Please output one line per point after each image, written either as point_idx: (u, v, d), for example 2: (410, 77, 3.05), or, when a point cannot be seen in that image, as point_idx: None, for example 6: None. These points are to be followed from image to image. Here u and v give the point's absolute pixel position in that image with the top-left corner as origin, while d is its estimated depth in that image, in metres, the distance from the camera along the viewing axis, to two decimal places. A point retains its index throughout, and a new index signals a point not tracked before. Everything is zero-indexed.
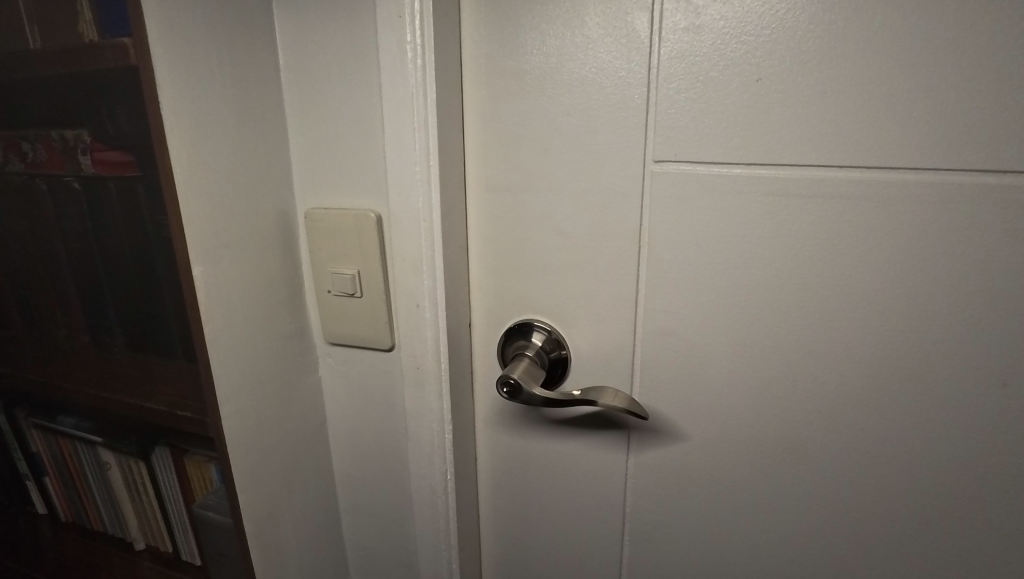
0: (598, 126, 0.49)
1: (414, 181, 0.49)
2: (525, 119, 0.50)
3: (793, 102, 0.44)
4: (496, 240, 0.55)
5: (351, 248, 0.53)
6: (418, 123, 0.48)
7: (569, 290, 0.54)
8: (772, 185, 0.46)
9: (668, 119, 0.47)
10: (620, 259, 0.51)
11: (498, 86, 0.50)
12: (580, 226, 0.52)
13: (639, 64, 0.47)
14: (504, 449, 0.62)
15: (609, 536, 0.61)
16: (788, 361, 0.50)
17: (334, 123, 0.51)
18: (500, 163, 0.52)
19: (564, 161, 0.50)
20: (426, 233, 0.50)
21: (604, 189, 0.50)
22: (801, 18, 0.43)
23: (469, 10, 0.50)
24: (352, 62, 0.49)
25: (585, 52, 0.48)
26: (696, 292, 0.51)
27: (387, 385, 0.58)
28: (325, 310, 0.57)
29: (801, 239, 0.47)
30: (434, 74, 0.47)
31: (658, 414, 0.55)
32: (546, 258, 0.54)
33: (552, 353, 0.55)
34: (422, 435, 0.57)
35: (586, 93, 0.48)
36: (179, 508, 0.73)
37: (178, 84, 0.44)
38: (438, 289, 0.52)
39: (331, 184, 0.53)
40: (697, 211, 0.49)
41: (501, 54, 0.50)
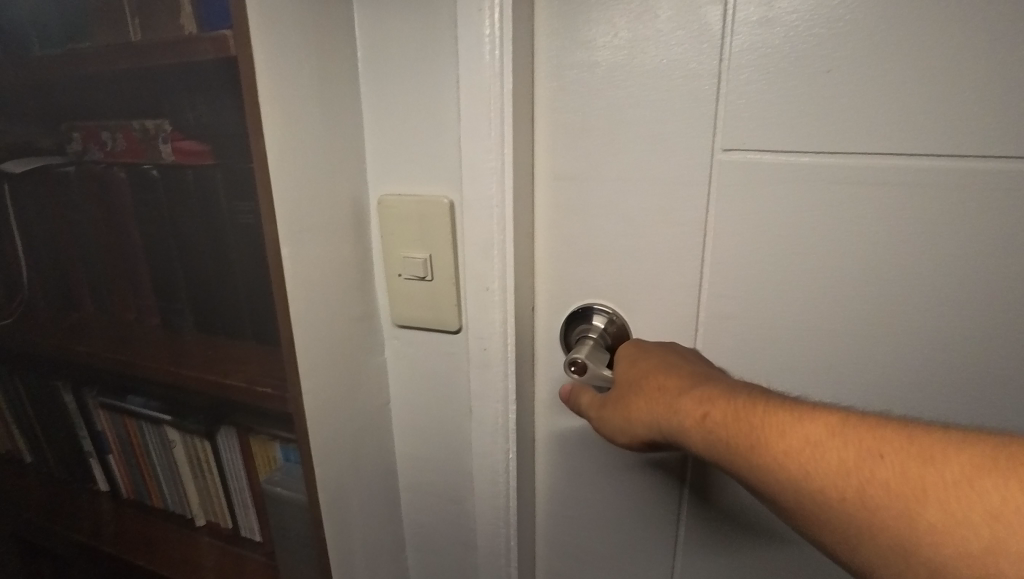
0: (667, 115, 0.50)
1: (489, 168, 0.51)
2: (594, 109, 0.52)
3: (865, 91, 0.45)
4: (561, 227, 0.57)
5: (423, 233, 0.55)
6: (494, 113, 0.50)
7: (633, 276, 0.56)
8: (840, 173, 0.48)
9: (738, 108, 0.49)
10: (685, 246, 0.53)
11: (569, 77, 0.52)
12: (646, 214, 0.53)
13: (709, 55, 0.48)
14: (561, 432, 0.64)
15: (665, 517, 0.63)
16: (850, 346, 0.51)
17: (409, 113, 0.53)
18: (569, 152, 0.54)
19: (633, 149, 0.52)
20: (498, 219, 0.52)
21: (671, 178, 0.52)
22: (874, 11, 0.44)
23: (542, 4, 0.51)
24: (430, 54, 0.51)
25: (657, 44, 0.49)
26: (760, 278, 0.52)
27: (452, 366, 0.60)
28: (393, 294, 0.59)
29: (869, 226, 0.48)
30: (511, 65, 0.49)
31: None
32: (612, 245, 0.55)
33: (614, 336, 0.57)
34: (486, 415, 0.59)
35: (656, 84, 0.50)
36: (242, 485, 0.76)
37: (274, 75, 0.46)
38: (507, 272, 0.54)
39: (404, 172, 0.55)
40: (763, 199, 0.50)
41: (573, 46, 0.51)
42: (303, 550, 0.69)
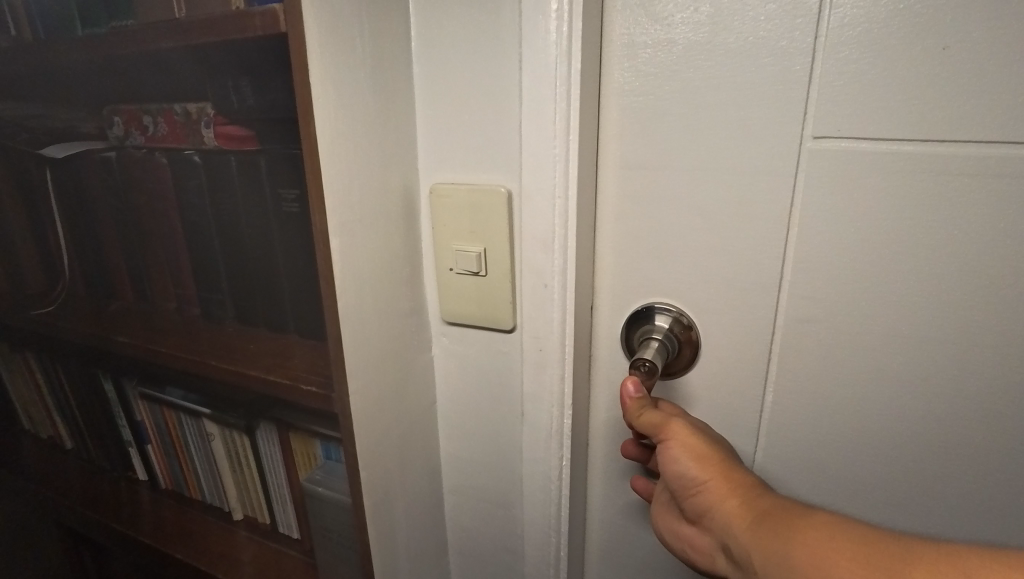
0: (752, 99, 0.46)
1: (552, 156, 0.47)
2: (668, 93, 0.48)
3: (989, 69, 0.40)
4: (627, 221, 0.53)
5: (477, 225, 0.52)
6: (559, 95, 0.46)
7: (704, 276, 0.51)
8: (952, 163, 0.42)
9: (834, 89, 0.44)
10: (765, 243, 0.49)
11: (641, 57, 0.48)
12: (722, 208, 0.49)
13: (803, 30, 0.43)
14: (616, 438, 0.60)
15: None
16: (952, 357, 0.46)
17: (466, 96, 0.50)
18: (638, 140, 0.50)
19: (711, 136, 0.48)
20: (560, 210, 0.48)
21: (752, 168, 0.47)
22: None
23: None
24: (489, 32, 0.47)
25: (744, 21, 0.45)
26: (850, 278, 0.47)
27: (504, 366, 0.57)
28: (444, 289, 0.56)
29: (984, 223, 0.43)
30: (580, 42, 0.45)
31: (796, 407, 0.52)
32: (682, 240, 0.51)
33: (680, 336, 0.53)
34: (539, 419, 0.56)
35: (739, 63, 0.45)
36: (281, 481, 0.74)
37: (325, 53, 0.43)
38: (568, 269, 0.50)
39: (459, 159, 0.52)
40: (859, 191, 0.45)
41: (648, 23, 0.47)
42: (344, 552, 0.67)
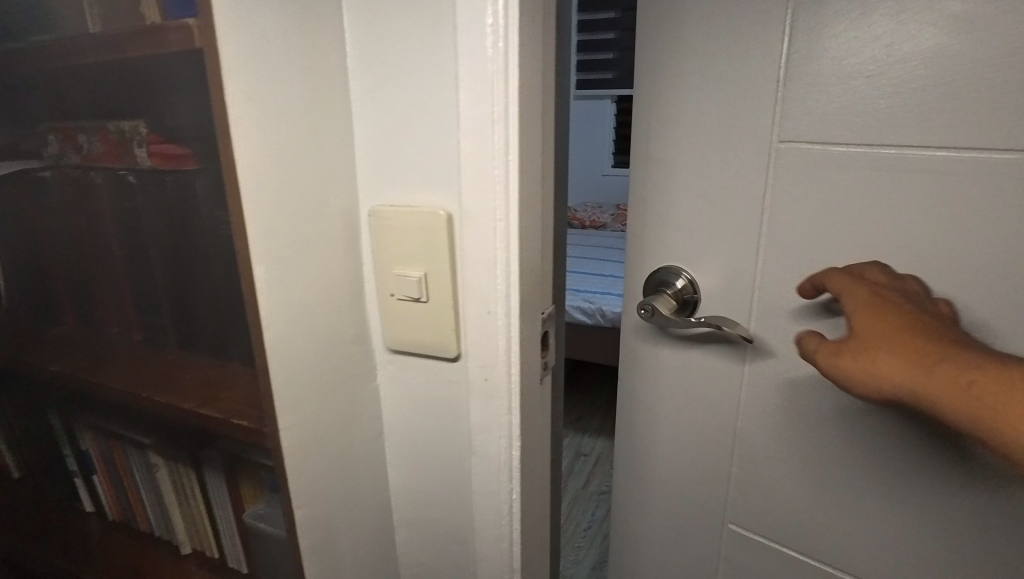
0: (732, 111, 0.54)
1: (492, 177, 0.45)
2: (672, 104, 0.57)
3: (942, 73, 0.44)
4: (644, 208, 0.62)
5: (419, 249, 0.49)
6: (497, 114, 0.43)
7: (697, 260, 0.59)
8: (914, 158, 0.47)
9: (803, 98, 0.50)
10: (743, 234, 0.56)
11: (652, 73, 0.57)
12: (711, 202, 0.57)
13: (777, 47, 0.50)
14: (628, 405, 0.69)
15: (709, 499, 0.66)
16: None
17: (403, 114, 0.47)
18: (653, 141, 0.59)
19: (710, 134, 0.55)
20: (502, 234, 0.46)
21: (742, 159, 0.54)
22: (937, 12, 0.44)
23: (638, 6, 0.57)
24: (425, 46, 0.45)
25: (727, 48, 0.53)
26: (826, 265, 0.52)
27: (452, 397, 0.53)
28: (387, 316, 0.53)
29: (946, 216, 0.46)
30: (518, 59, 0.43)
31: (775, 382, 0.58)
32: (690, 218, 0.58)
33: (689, 297, 0.60)
34: (488, 451, 0.53)
35: (724, 74, 0.53)
36: (229, 515, 0.70)
37: (246, 70, 0.40)
38: (512, 294, 0.47)
39: (398, 180, 0.49)
40: (828, 187, 0.50)
41: (659, 47, 0.56)
42: None
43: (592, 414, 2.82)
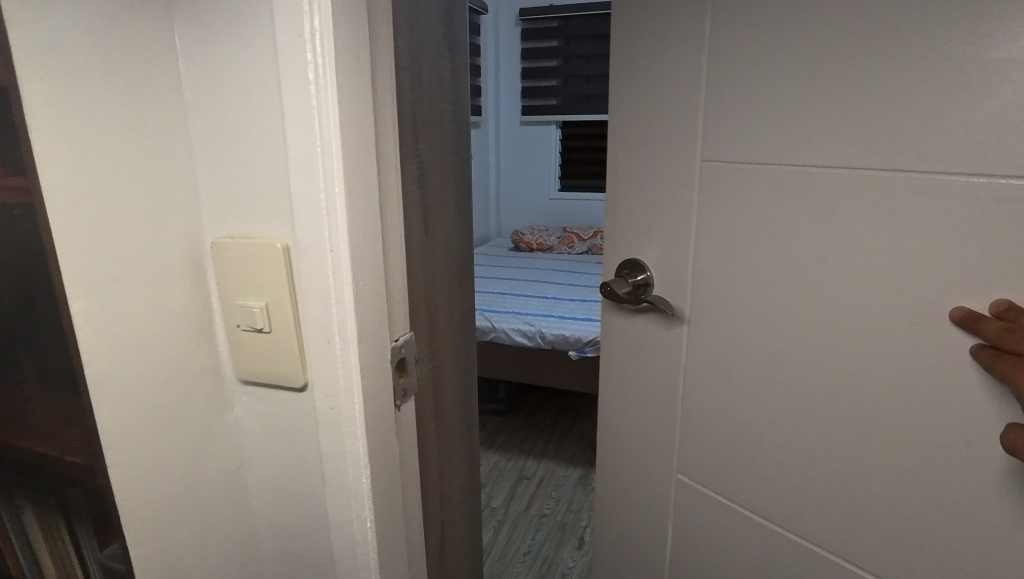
0: (675, 135, 0.75)
1: (320, 209, 0.46)
2: (639, 131, 0.79)
3: (791, 110, 0.64)
4: (623, 209, 0.84)
5: (259, 280, 0.49)
6: (319, 148, 0.45)
7: (654, 246, 0.81)
8: (787, 168, 0.66)
9: (718, 124, 0.71)
10: (682, 226, 0.77)
11: (628, 108, 0.80)
12: (663, 202, 0.78)
13: (701, 86, 0.71)
14: (612, 366, 0.92)
15: (665, 444, 0.86)
16: (787, 314, 0.68)
17: (238, 147, 0.48)
18: (629, 158, 0.81)
19: (659, 152, 0.77)
20: (334, 263, 0.47)
21: (679, 169, 0.75)
22: (802, 62, 0.63)
23: (622, 58, 0.80)
24: (253, 82, 0.46)
25: (673, 87, 0.74)
26: (734, 250, 0.72)
27: (302, 426, 0.53)
28: (236, 347, 0.53)
29: (800, 222, 0.65)
30: (338, 95, 0.44)
31: (697, 348, 0.79)
32: (650, 214, 0.80)
33: (643, 284, 0.82)
34: (339, 479, 0.53)
35: (654, 120, 0.77)
36: (96, 557, 0.67)
37: (58, 105, 0.41)
38: (349, 323, 0.49)
39: (238, 213, 0.49)
40: (736, 194, 0.71)
41: (633, 89, 0.79)
42: None
43: (535, 435, 2.83)
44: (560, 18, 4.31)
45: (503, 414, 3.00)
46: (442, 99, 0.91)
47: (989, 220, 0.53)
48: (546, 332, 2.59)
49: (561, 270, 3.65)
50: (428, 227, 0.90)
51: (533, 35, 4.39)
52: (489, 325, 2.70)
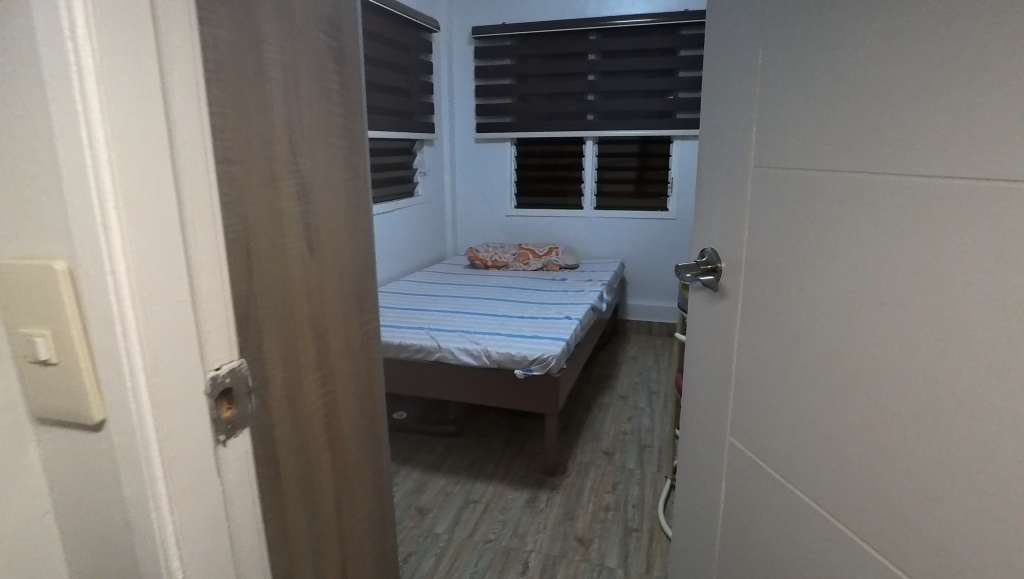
0: (733, 142, 0.91)
1: (96, 226, 0.41)
2: (715, 140, 0.97)
3: (795, 117, 0.76)
4: (704, 208, 1.02)
5: (39, 308, 0.44)
6: (87, 160, 0.40)
7: (718, 239, 0.98)
8: (793, 169, 0.77)
9: (755, 131, 0.85)
10: (733, 220, 0.92)
11: (711, 122, 0.98)
12: (725, 199, 0.94)
13: (749, 99, 0.86)
14: (693, 343, 1.10)
15: (720, 414, 1.02)
16: (790, 301, 0.80)
17: (12, 160, 0.43)
18: (709, 165, 0.99)
19: (724, 158, 0.94)
20: (118, 286, 0.43)
21: (734, 172, 0.91)
22: (804, 74, 0.74)
23: (710, 80, 0.98)
24: (18, 88, 0.41)
25: (734, 102, 0.90)
26: (761, 245, 0.85)
27: (106, 469, 0.48)
28: (29, 383, 0.47)
29: (800, 224, 0.77)
30: (107, 101, 0.40)
31: (745, 324, 0.92)
32: (718, 210, 0.97)
33: (710, 265, 0.98)
34: (144, 525, 0.48)
35: (720, 128, 0.94)
36: None
37: None
38: (137, 351, 0.44)
39: (17, 234, 0.44)
40: (765, 193, 0.84)
41: (713, 105, 0.96)
42: None
43: (486, 458, 2.76)
44: (514, 37, 4.35)
45: (453, 436, 2.94)
46: (331, 112, 0.89)
47: (924, 210, 0.60)
48: (492, 351, 2.54)
49: (513, 288, 3.63)
50: (315, 245, 0.86)
51: (487, 54, 4.41)
52: (434, 345, 2.65)
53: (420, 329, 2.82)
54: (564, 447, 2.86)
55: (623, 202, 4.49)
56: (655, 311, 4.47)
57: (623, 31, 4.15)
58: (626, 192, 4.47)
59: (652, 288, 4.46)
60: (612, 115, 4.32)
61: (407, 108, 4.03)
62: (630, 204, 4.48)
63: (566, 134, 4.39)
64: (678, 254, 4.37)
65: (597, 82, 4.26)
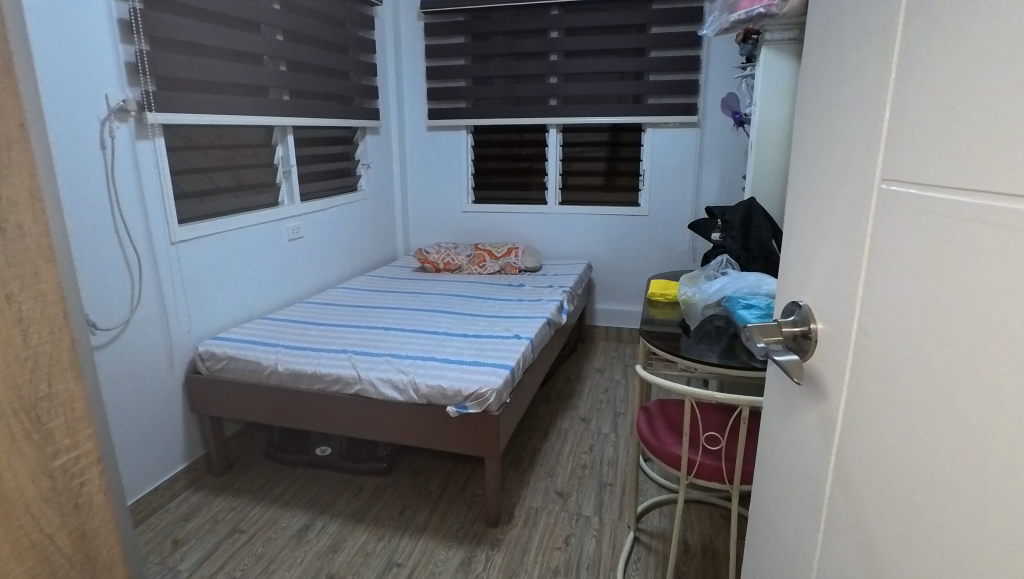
0: (851, 150, 0.60)
1: None
2: (820, 144, 0.67)
3: (966, 115, 0.45)
4: (799, 244, 0.72)
5: None
6: None
7: (814, 292, 0.67)
8: (953, 199, 0.46)
9: (895, 135, 0.54)
10: (842, 270, 0.62)
11: (816, 121, 0.68)
12: (833, 234, 0.64)
13: (883, 84, 0.55)
14: (765, 430, 0.81)
15: (797, 546, 0.71)
16: (931, 414, 0.49)
17: None
18: (809, 182, 0.69)
19: (834, 174, 0.64)
20: None
21: (849, 197, 0.61)
22: (982, 35, 0.43)
23: (818, 57, 0.68)
24: None
25: (858, 90, 0.59)
26: (889, 316, 0.54)
27: None
28: None
29: (958, 292, 0.46)
30: None
31: (848, 430, 0.61)
32: (820, 249, 0.66)
33: (800, 334, 0.68)
34: None
35: (828, 121, 0.65)
36: None
37: None
38: None
39: None
40: (900, 235, 0.53)
41: (823, 93, 0.66)
42: None
43: (418, 503, 2.36)
44: (467, 12, 3.89)
45: (384, 474, 2.54)
46: None
47: None
48: (420, 384, 2.13)
49: (461, 297, 3.21)
50: None
51: (437, 31, 3.94)
52: (354, 375, 2.23)
53: (341, 352, 2.39)
54: (511, 487, 2.46)
55: (591, 196, 4.07)
56: (626, 316, 4.10)
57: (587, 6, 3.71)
58: (593, 185, 4.05)
59: (620, 291, 4.08)
60: (575, 99, 3.88)
61: (343, 91, 3.51)
62: (597, 198, 4.06)
63: (526, 121, 3.96)
64: (649, 254, 3.98)
65: (559, 63, 3.81)
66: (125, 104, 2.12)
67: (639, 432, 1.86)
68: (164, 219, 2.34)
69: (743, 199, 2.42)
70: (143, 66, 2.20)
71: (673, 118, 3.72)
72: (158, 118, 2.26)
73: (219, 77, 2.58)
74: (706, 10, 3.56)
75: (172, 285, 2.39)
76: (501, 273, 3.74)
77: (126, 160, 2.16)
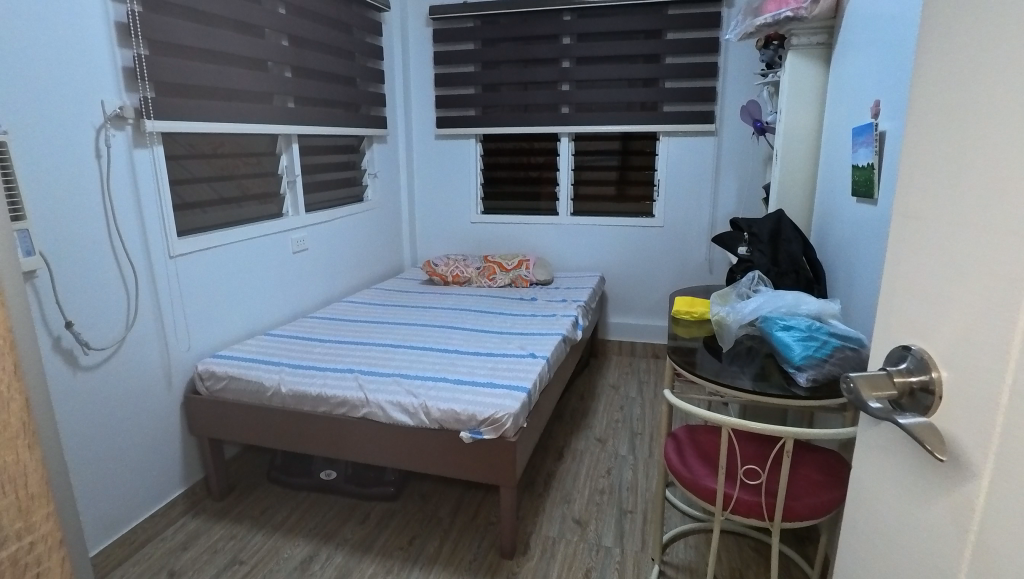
0: (1002, 164, 0.48)
1: None
2: (945, 156, 0.54)
3: None
4: (909, 275, 0.59)
5: None
6: None
7: (938, 338, 0.55)
8: None
9: None
10: (989, 314, 0.49)
11: (936, 128, 0.56)
12: (969, 267, 0.51)
13: None
14: (855, 492, 0.69)
15: None
16: None
17: None
18: (926, 200, 0.57)
19: (970, 193, 0.51)
20: None
21: (998, 221, 0.48)
22: None
23: (938, 50, 0.56)
24: None
25: (1011, 88, 0.47)
26: None
27: None
28: None
29: None
30: None
31: (998, 516, 0.48)
32: (946, 284, 0.54)
33: (916, 385, 0.56)
34: None
35: (961, 126, 0.52)
36: None
37: None
38: None
39: None
40: None
41: (950, 94, 0.54)
42: None
43: (428, 532, 2.23)
44: (477, 18, 3.79)
45: (392, 499, 2.41)
46: None
47: None
48: (431, 408, 2.00)
49: (471, 311, 3.09)
50: None
51: (446, 38, 3.85)
52: (362, 398, 2.10)
53: (347, 372, 2.27)
54: (526, 514, 2.33)
55: (603, 206, 3.96)
56: (640, 330, 3.97)
57: (601, 11, 3.61)
58: (606, 195, 3.93)
59: (634, 304, 3.96)
60: (588, 107, 3.78)
61: (350, 97, 3.41)
62: (610, 209, 3.94)
63: (538, 129, 3.85)
64: (665, 265, 3.85)
65: (571, 69, 3.71)
66: (122, 111, 2.01)
67: (668, 462, 1.73)
68: (162, 231, 2.23)
69: (771, 212, 2.29)
70: (142, 71, 2.09)
71: (689, 126, 3.61)
72: (156, 125, 2.16)
73: (221, 83, 2.48)
74: (724, 15, 3.45)
75: (170, 301, 2.27)
76: (512, 286, 3.62)
77: (123, 169, 2.05)
